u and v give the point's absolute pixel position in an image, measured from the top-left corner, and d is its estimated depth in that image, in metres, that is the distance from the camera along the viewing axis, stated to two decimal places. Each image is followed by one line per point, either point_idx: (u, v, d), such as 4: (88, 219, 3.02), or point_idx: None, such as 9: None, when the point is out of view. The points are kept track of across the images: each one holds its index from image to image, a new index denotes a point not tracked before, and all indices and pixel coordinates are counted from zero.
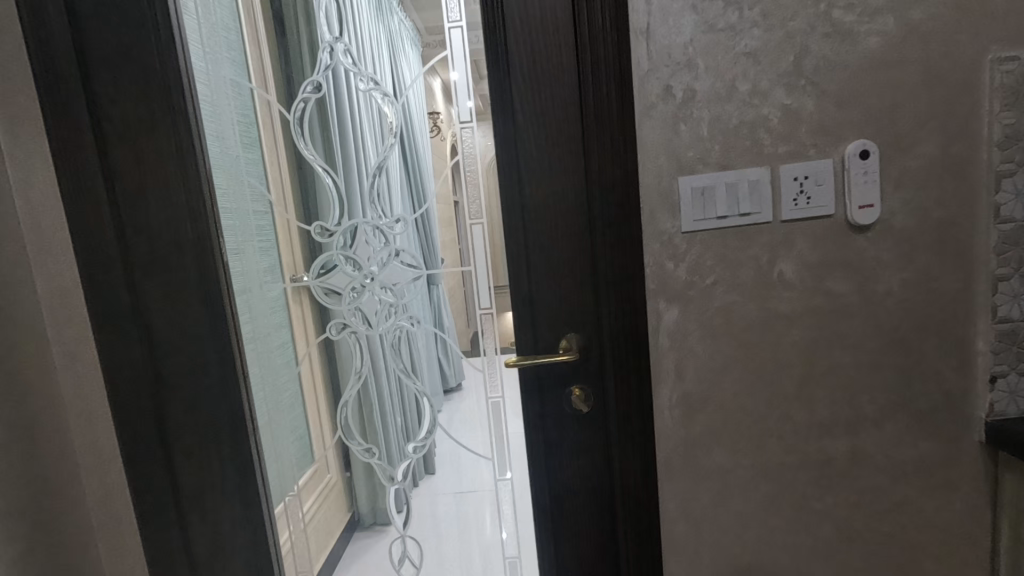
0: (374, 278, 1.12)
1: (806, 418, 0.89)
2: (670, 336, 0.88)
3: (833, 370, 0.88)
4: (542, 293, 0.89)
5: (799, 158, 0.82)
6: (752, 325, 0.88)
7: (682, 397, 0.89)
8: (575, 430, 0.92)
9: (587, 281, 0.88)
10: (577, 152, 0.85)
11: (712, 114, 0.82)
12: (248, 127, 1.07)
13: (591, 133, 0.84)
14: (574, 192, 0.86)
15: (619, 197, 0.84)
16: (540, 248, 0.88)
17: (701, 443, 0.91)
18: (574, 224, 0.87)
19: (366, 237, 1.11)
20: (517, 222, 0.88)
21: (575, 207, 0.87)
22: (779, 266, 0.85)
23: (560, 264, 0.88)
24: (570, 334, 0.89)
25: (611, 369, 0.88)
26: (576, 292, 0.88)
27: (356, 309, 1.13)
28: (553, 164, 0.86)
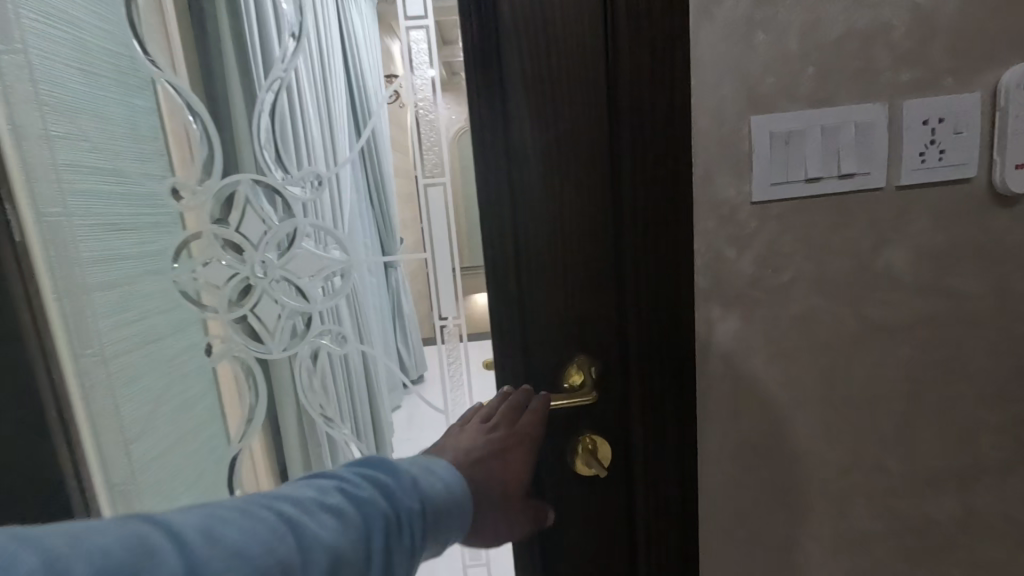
0: (268, 269, 0.84)
1: (906, 470, 0.63)
2: (726, 357, 0.59)
3: (949, 404, 0.61)
4: (540, 294, 0.57)
5: (929, 91, 0.54)
6: (842, 341, 0.59)
7: (737, 445, 0.61)
8: (577, 501, 0.62)
9: (607, 275, 0.57)
10: (598, 67, 0.53)
11: (806, 17, 0.53)
12: (126, 62, 0.82)
13: (623, 32, 0.51)
14: (591, 133, 0.54)
15: (665, 140, 0.53)
16: (538, 224, 0.55)
17: (758, 507, 0.63)
18: (590, 186, 0.55)
19: (254, 211, 0.82)
20: (502, 180, 0.54)
21: (591, 158, 0.54)
22: (888, 254, 0.57)
23: (568, 248, 0.56)
24: (583, 358, 0.58)
25: (640, 409, 0.58)
26: (592, 292, 0.57)
27: (247, 312, 0.85)
28: (560, 87, 0.53)
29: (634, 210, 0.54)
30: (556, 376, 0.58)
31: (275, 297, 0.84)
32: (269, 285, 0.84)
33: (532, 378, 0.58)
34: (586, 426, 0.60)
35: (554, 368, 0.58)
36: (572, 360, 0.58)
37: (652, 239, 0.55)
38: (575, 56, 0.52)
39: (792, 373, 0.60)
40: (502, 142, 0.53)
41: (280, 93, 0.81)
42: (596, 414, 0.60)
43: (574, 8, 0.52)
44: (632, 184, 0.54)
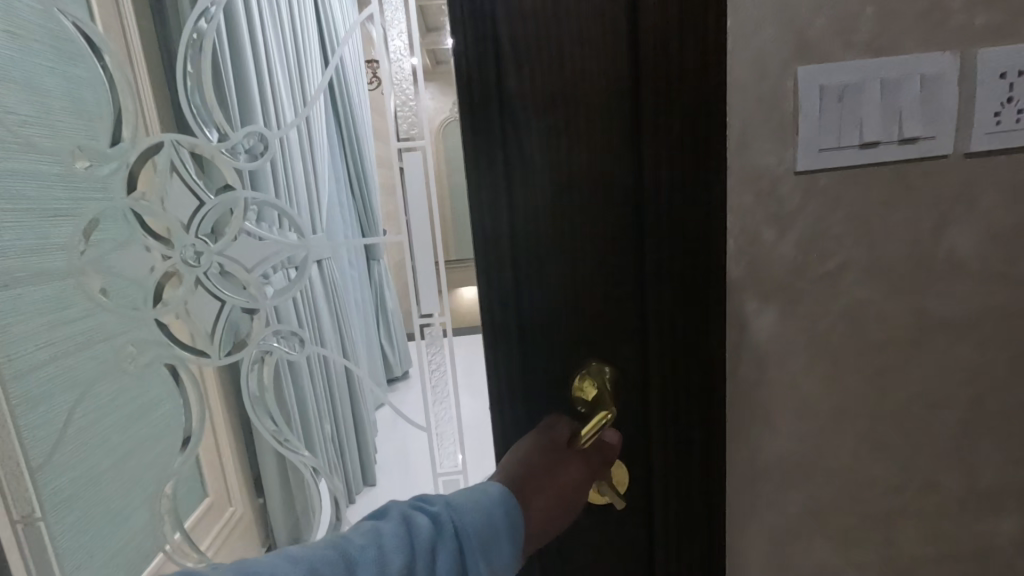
0: (206, 255, 0.74)
1: (962, 488, 0.54)
2: (760, 359, 0.50)
3: (1013, 412, 0.53)
4: (544, 289, 0.46)
5: (1008, 39, 0.45)
6: (896, 340, 0.50)
7: (772, 463, 0.52)
8: (587, 537, 0.52)
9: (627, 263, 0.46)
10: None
11: None
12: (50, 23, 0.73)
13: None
14: (607, 81, 0.42)
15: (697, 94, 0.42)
16: (539, 201, 0.44)
17: (794, 533, 0.54)
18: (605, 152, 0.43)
19: (186, 187, 0.72)
20: (494, 148, 0.43)
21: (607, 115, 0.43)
22: (952, 237, 0.48)
23: (578, 231, 0.45)
24: (596, 364, 0.47)
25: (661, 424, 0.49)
26: (609, 285, 0.46)
27: (190, 305, 0.76)
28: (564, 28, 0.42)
29: (656, 182, 0.43)
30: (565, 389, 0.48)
31: (219, 287, 0.75)
32: (210, 273, 0.75)
33: (533, 390, 0.48)
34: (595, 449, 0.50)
35: (563, 379, 0.48)
36: (585, 369, 0.48)
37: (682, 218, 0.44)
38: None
39: (837, 378, 0.51)
40: (493, 100, 0.42)
41: (207, 41, 0.72)
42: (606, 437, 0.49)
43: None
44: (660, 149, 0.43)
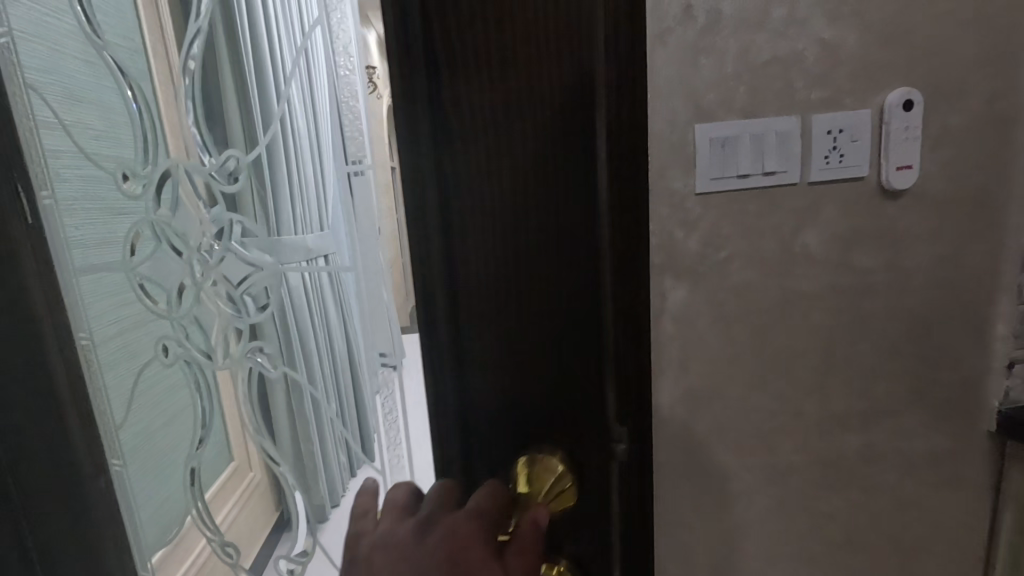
0: (205, 269, 0.75)
1: (819, 413, 0.78)
2: (676, 319, 0.73)
3: (851, 357, 0.76)
4: (491, 333, 0.37)
5: (834, 106, 0.68)
6: (768, 307, 0.74)
7: (687, 392, 0.75)
8: None
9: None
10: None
11: (740, 45, 0.66)
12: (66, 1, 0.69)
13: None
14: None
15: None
16: (481, 235, 0.35)
17: (703, 445, 0.77)
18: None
19: (186, 204, 0.73)
20: (430, 150, 0.34)
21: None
22: (804, 237, 0.72)
23: (523, 268, 0.36)
24: (553, 456, 0.38)
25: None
26: (559, 339, 0.37)
27: (192, 315, 0.77)
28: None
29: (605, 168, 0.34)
30: (503, 466, 0.38)
31: (212, 305, 0.76)
32: (204, 286, 0.75)
33: (484, 451, 0.38)
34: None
35: (513, 449, 0.38)
36: (533, 440, 0.38)
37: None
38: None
39: (729, 334, 0.74)
40: (419, 95, 0.33)
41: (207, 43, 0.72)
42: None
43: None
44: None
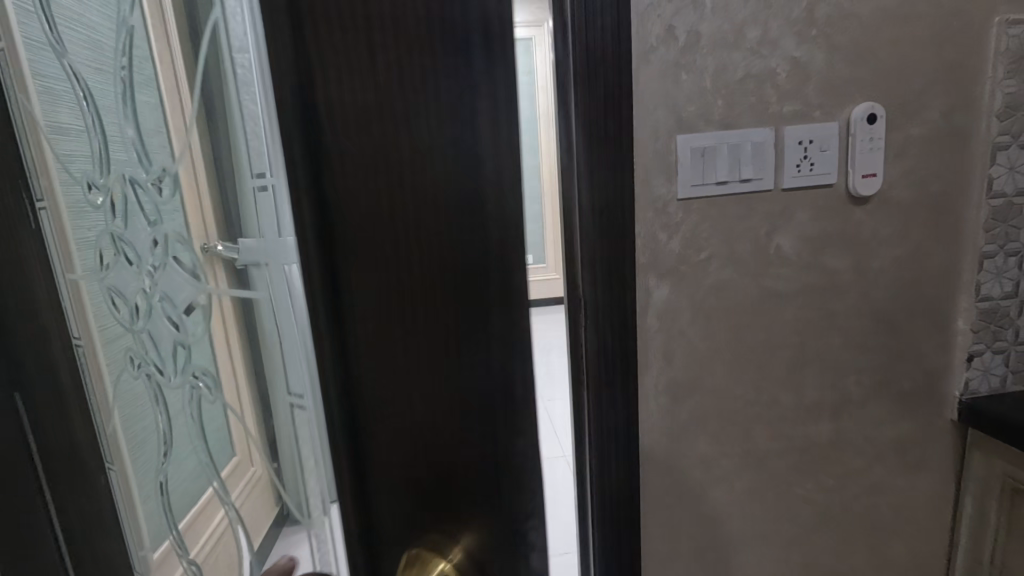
0: (154, 284, 0.64)
1: (793, 402, 0.84)
2: (660, 316, 0.78)
3: (823, 351, 0.82)
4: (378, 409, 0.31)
5: (805, 119, 0.74)
6: (745, 304, 0.79)
7: (670, 383, 0.81)
8: None
9: (603, 303, 0.75)
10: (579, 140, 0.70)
11: (717, 63, 0.72)
12: None
13: (585, 109, 0.69)
14: (585, 185, 0.71)
15: (629, 183, 0.72)
16: (326, 261, 0.28)
17: (685, 433, 0.83)
18: (586, 231, 0.73)
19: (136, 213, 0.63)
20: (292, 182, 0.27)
21: (587, 206, 0.72)
22: (778, 239, 0.78)
23: (393, 311, 0.30)
24: (457, 543, 0.33)
25: (618, 413, 0.80)
26: (436, 396, 0.31)
27: (149, 331, 0.66)
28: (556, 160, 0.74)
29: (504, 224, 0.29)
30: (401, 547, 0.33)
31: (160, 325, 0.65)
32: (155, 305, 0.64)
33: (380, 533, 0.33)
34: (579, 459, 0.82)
35: (409, 535, 0.33)
36: (435, 524, 0.33)
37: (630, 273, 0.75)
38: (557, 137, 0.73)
39: (709, 329, 0.80)
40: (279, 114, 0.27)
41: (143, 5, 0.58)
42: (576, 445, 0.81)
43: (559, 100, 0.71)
44: (618, 225, 0.73)
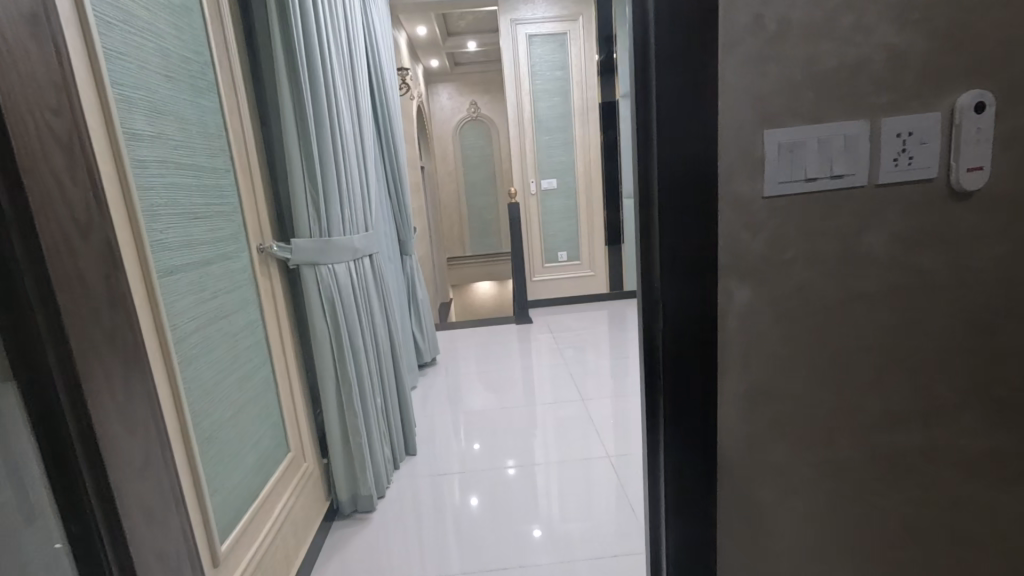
0: None
1: (880, 410, 0.79)
2: (740, 318, 0.75)
3: (915, 356, 0.77)
4: None
5: (902, 109, 0.69)
6: (830, 306, 0.75)
7: (749, 388, 0.78)
8: None
9: (681, 306, 0.73)
10: (657, 136, 0.69)
11: (808, 53, 0.68)
12: None
13: (665, 105, 0.67)
14: (665, 182, 0.70)
15: (714, 178, 0.70)
16: None
17: (764, 439, 0.80)
18: (665, 231, 0.71)
19: None
20: None
21: (666, 205, 0.70)
22: (867, 238, 0.73)
23: None
24: None
25: (695, 418, 0.77)
26: None
27: None
28: (638, 157, 0.73)
29: None
30: None
31: None
32: None
33: None
34: (657, 463, 0.81)
35: None
36: None
37: (710, 276, 0.73)
38: (636, 135, 0.73)
39: (791, 331, 0.76)
40: None
41: None
42: (655, 445, 0.81)
43: (640, 97, 0.71)
44: (696, 224, 0.71)
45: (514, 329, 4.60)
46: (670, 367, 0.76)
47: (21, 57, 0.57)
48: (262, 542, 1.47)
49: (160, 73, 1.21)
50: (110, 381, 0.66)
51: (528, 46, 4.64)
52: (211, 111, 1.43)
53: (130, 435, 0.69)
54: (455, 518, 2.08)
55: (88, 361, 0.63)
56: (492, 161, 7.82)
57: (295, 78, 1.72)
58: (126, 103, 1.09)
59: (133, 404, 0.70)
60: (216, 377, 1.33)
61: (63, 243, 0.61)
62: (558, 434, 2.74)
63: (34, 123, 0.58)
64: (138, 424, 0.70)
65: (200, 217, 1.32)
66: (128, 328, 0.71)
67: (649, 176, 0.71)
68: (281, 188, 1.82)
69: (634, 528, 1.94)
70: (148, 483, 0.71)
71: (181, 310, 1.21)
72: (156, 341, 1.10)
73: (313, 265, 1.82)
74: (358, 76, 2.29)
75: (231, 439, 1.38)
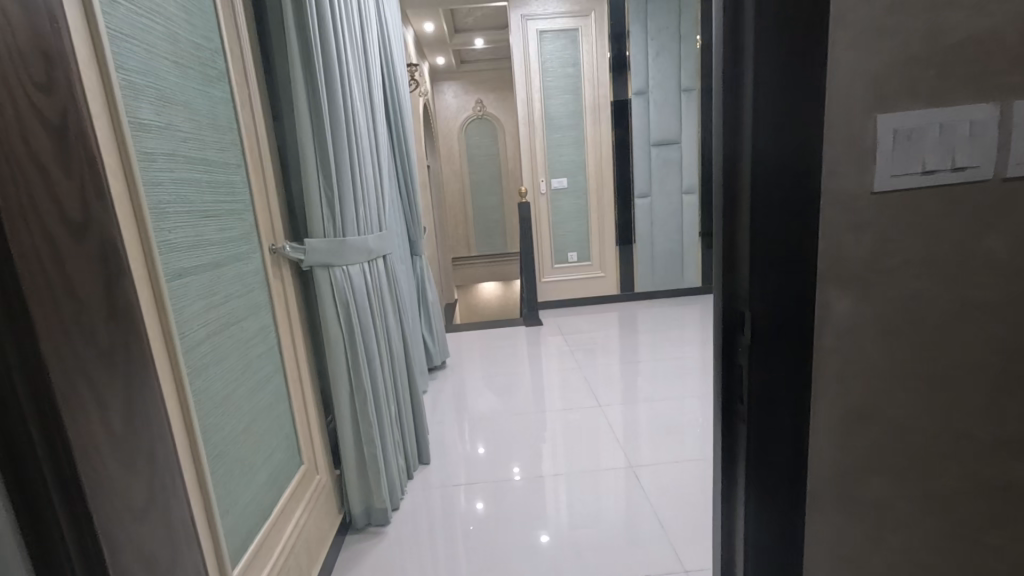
0: None
1: (994, 438, 0.69)
2: (838, 334, 0.65)
3: None
4: None
5: None
6: (942, 320, 0.65)
7: (845, 413, 0.68)
8: None
9: (773, 321, 0.64)
10: (751, 121, 0.59)
11: (931, 24, 0.58)
12: None
13: (763, 83, 0.58)
14: (760, 175, 0.60)
15: (816, 171, 0.60)
16: None
17: (858, 470, 0.70)
18: (758, 231, 0.61)
19: None
20: None
21: (760, 201, 0.60)
22: (988, 241, 0.63)
23: None
24: None
25: (784, 448, 0.68)
26: None
27: None
28: (724, 146, 0.64)
29: None
30: None
31: None
32: None
33: None
34: (735, 495, 0.71)
35: None
36: None
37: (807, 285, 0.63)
38: (723, 119, 0.63)
39: (896, 348, 0.66)
40: None
41: None
42: (733, 474, 0.72)
43: (730, 77, 0.62)
44: (794, 223, 0.61)
45: (523, 331, 4.50)
46: (756, 388, 0.66)
47: (4, 19, 0.48)
48: (274, 565, 1.37)
49: (168, 59, 1.12)
50: (109, 408, 0.56)
51: (539, 42, 4.54)
52: (222, 102, 1.33)
53: (131, 470, 0.59)
54: (463, 527, 2.00)
55: (83, 383, 0.54)
56: (498, 161, 7.72)
57: (310, 68, 1.63)
58: (132, 90, 0.99)
59: (135, 433, 0.60)
60: (228, 388, 1.24)
61: (50, 243, 0.51)
62: (566, 440, 2.64)
63: (24, 104, 0.49)
64: (141, 456, 0.60)
65: (210, 216, 1.23)
66: (133, 344, 0.61)
67: (740, 167, 0.62)
68: (294, 186, 1.73)
69: (654, 544, 1.86)
70: (152, 524, 0.61)
71: (191, 318, 1.12)
72: (164, 351, 1.00)
73: (327, 267, 1.72)
74: (372, 68, 2.19)
75: (243, 456, 1.28)
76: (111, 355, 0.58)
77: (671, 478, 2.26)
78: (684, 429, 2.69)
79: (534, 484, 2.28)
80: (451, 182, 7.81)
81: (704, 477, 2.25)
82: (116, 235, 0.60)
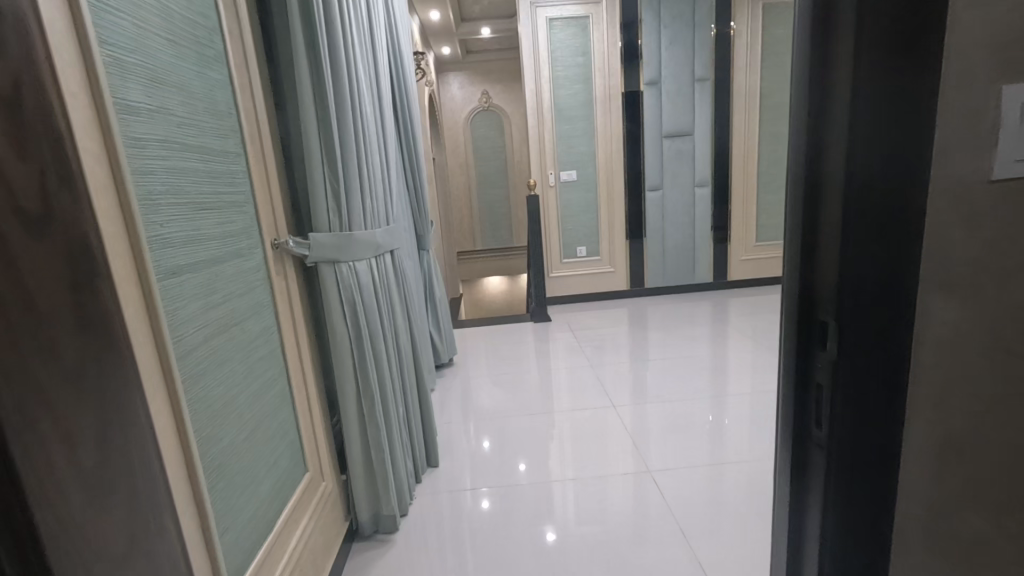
0: None
1: None
2: (939, 348, 0.56)
3: None
4: None
5: None
6: None
7: (943, 440, 0.58)
8: None
9: (864, 338, 0.54)
10: (849, 94, 0.49)
11: None
12: None
13: (868, 43, 0.47)
14: (855, 165, 0.50)
15: (923, 157, 0.50)
16: None
17: (953, 505, 0.60)
18: (849, 230, 0.51)
19: None
20: None
21: (853, 189, 0.50)
22: None
23: None
24: None
25: (869, 482, 0.58)
26: None
27: None
28: (807, 133, 0.54)
29: None
30: None
31: None
32: None
33: None
34: (805, 531, 0.62)
35: None
36: None
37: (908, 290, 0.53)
38: (806, 91, 0.53)
39: None
40: None
41: None
42: (803, 508, 0.62)
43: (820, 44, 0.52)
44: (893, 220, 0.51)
45: (531, 328, 4.41)
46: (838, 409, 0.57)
47: None
48: None
49: (160, 35, 1.01)
50: (77, 438, 0.47)
51: (549, 30, 4.40)
52: (221, 86, 1.23)
53: (106, 512, 0.49)
54: (469, 526, 1.96)
55: (35, 413, 0.44)
56: (503, 154, 7.61)
57: (315, 52, 1.53)
58: (119, 69, 0.89)
59: (110, 467, 0.50)
60: (229, 395, 1.15)
61: None
62: (574, 439, 2.57)
63: None
64: (118, 493, 0.51)
65: (208, 210, 1.14)
66: (108, 363, 0.52)
67: (829, 149, 0.52)
68: (298, 177, 1.63)
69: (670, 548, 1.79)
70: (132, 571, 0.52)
71: (187, 320, 1.03)
72: (156, 357, 0.91)
73: (333, 264, 1.64)
74: (378, 55, 2.08)
75: (245, 468, 1.19)
76: (81, 379, 0.48)
77: (689, 482, 2.16)
78: (698, 426, 2.62)
79: (541, 483, 2.21)
80: (456, 175, 7.70)
81: (723, 480, 2.15)
82: (89, 233, 0.50)
